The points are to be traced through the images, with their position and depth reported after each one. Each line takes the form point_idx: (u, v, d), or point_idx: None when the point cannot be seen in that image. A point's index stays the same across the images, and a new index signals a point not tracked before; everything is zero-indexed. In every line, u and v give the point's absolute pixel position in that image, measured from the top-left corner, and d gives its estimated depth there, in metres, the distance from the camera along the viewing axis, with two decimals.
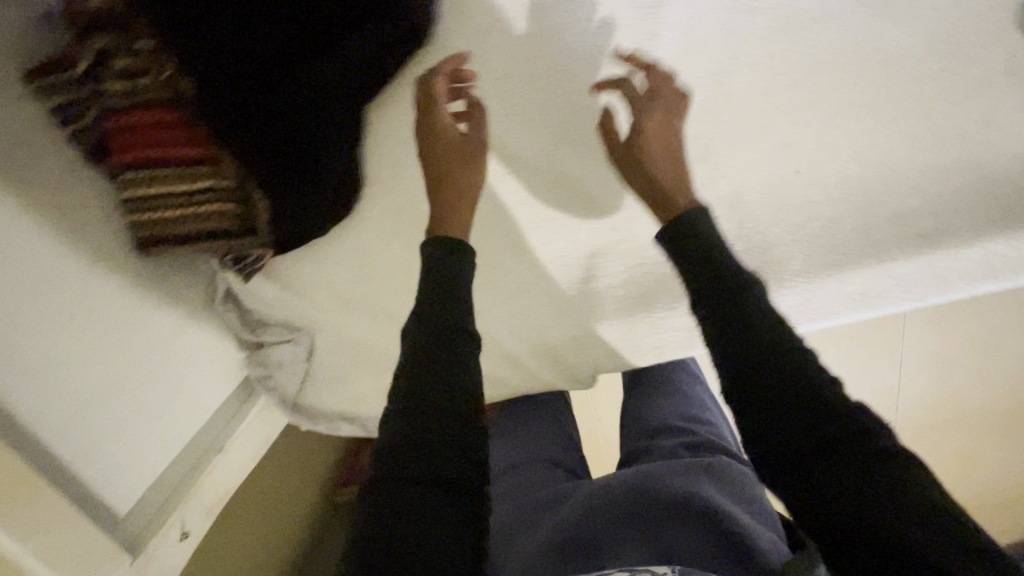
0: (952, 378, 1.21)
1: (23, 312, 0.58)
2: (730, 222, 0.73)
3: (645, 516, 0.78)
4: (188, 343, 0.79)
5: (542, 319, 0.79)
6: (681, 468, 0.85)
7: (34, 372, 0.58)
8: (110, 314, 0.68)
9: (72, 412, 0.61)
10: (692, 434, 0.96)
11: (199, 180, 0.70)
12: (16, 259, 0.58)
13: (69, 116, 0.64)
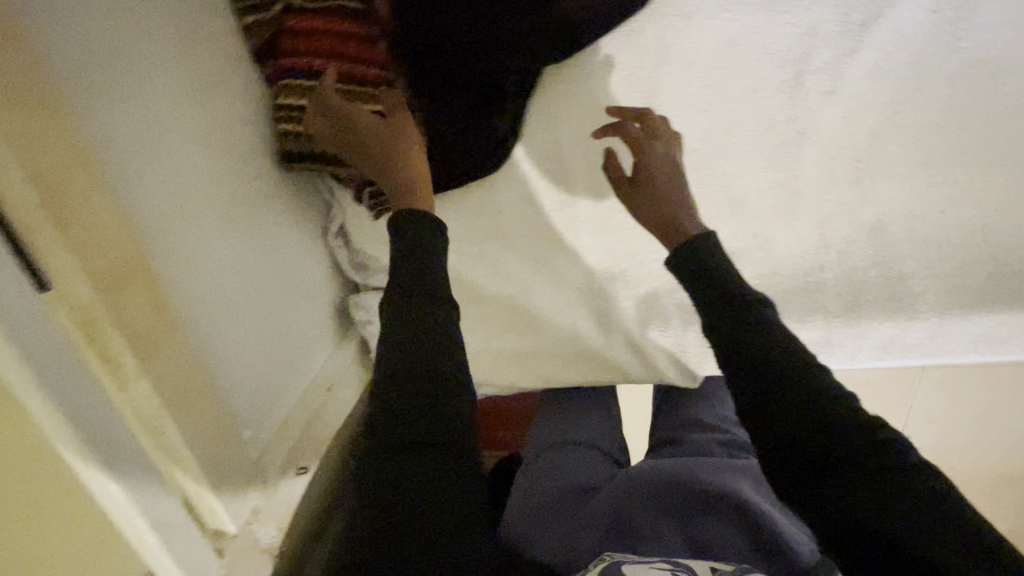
0: (972, 437, 1.26)
1: (190, 203, 0.54)
2: (871, 249, 0.75)
3: (681, 507, 0.74)
4: (306, 269, 0.74)
5: (664, 310, 0.79)
6: (718, 464, 0.80)
7: (194, 267, 0.54)
8: (254, 222, 0.63)
9: (218, 317, 0.57)
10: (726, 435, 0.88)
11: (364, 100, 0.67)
12: (192, 147, 0.54)
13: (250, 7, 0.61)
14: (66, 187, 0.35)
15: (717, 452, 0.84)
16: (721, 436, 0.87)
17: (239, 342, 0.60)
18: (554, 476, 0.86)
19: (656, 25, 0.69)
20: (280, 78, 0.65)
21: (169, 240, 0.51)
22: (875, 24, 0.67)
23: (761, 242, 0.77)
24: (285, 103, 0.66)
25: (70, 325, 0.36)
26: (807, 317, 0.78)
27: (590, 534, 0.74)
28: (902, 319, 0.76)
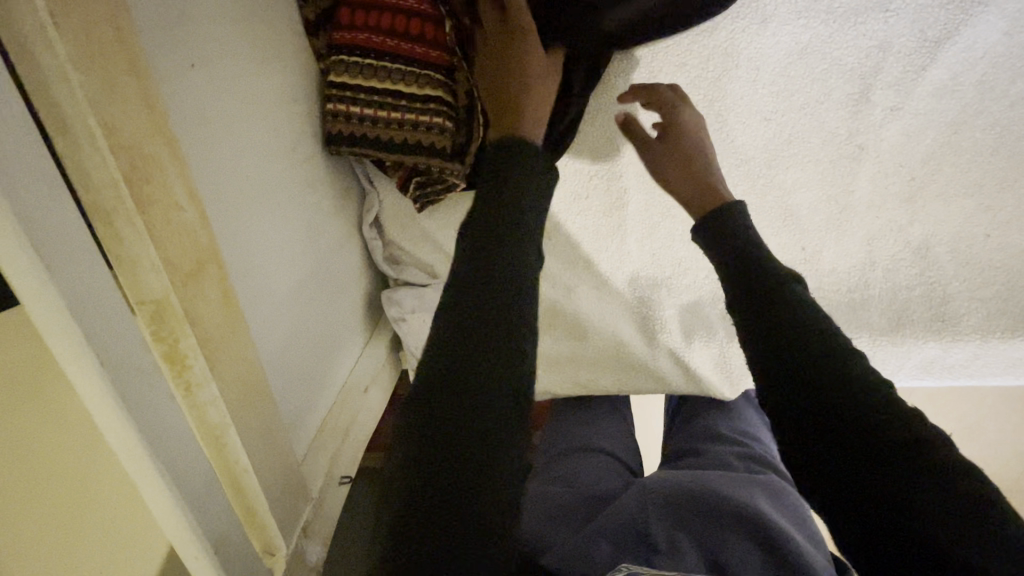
0: None
1: (250, 183, 0.51)
2: (915, 269, 0.75)
3: (697, 520, 0.70)
4: (341, 261, 0.70)
5: (708, 319, 0.77)
6: (735, 479, 0.77)
7: (249, 252, 0.51)
8: (298, 209, 0.60)
9: (269, 305, 0.54)
10: (744, 448, 0.85)
11: (423, 86, 0.65)
12: (254, 127, 0.52)
13: None
14: (149, 202, 0.35)
15: (736, 465, 0.81)
16: (740, 449, 0.85)
17: (286, 330, 0.57)
18: (567, 481, 0.84)
19: (729, 26, 0.66)
20: (335, 55, 0.62)
21: (231, 222, 0.48)
22: (948, 43, 0.66)
23: (809, 255, 0.77)
24: (337, 82, 0.63)
25: (158, 354, 0.39)
26: (852, 332, 0.77)
27: (599, 540, 0.69)
28: (946, 339, 0.76)
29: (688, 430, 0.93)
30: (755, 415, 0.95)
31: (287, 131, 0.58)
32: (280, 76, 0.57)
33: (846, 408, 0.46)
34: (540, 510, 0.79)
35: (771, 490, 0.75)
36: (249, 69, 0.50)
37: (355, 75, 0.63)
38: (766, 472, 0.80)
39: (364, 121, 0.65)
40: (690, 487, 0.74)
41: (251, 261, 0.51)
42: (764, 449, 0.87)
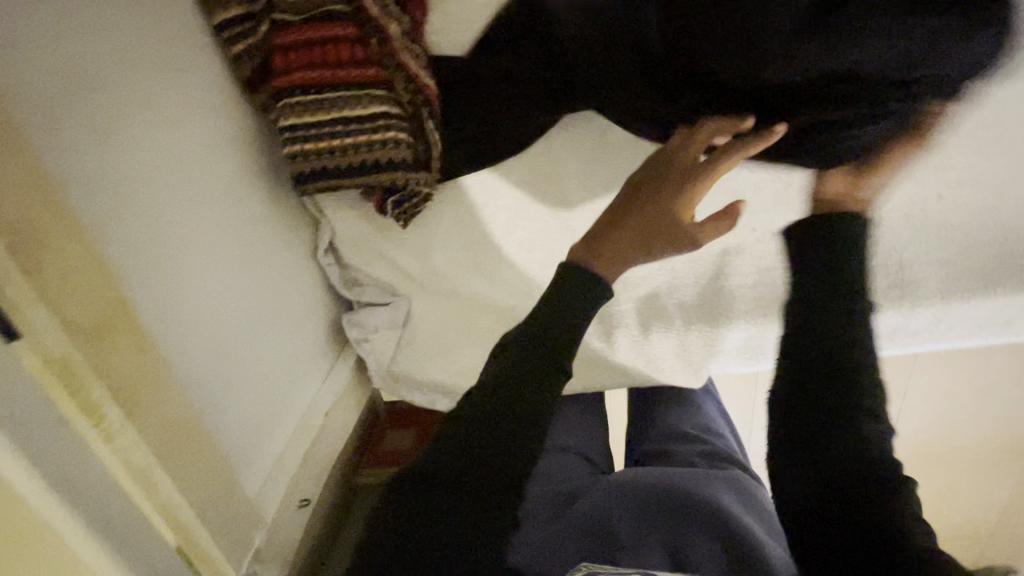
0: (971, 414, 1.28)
1: (172, 233, 0.54)
2: (868, 239, 0.74)
3: (663, 515, 0.79)
4: (301, 286, 0.74)
5: (666, 311, 0.77)
6: (704, 475, 0.87)
7: (176, 301, 0.53)
8: (234, 250, 0.62)
9: (206, 346, 0.57)
10: (707, 446, 0.96)
11: (370, 107, 0.64)
12: (168, 178, 0.53)
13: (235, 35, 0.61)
14: (44, 265, 0.37)
15: (702, 464, 0.92)
16: (704, 447, 0.95)
17: (229, 367, 0.60)
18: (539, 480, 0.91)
19: None
20: (283, 97, 0.63)
21: (151, 274, 0.51)
22: None
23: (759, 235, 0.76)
24: (291, 124, 0.64)
25: (71, 408, 0.40)
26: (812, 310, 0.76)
27: (569, 540, 0.78)
28: (906, 307, 0.76)
29: (655, 430, 1.01)
30: (714, 410, 1.06)
31: (217, 169, 0.60)
32: (200, 122, 0.58)
33: (833, 420, 0.49)
34: (521, 509, 0.87)
35: (733, 485, 0.87)
36: (156, 124, 0.52)
37: (302, 113, 0.64)
38: (727, 467, 0.91)
39: (322, 155, 0.66)
40: (657, 487, 0.83)
41: (179, 307, 0.54)
42: (724, 444, 0.98)
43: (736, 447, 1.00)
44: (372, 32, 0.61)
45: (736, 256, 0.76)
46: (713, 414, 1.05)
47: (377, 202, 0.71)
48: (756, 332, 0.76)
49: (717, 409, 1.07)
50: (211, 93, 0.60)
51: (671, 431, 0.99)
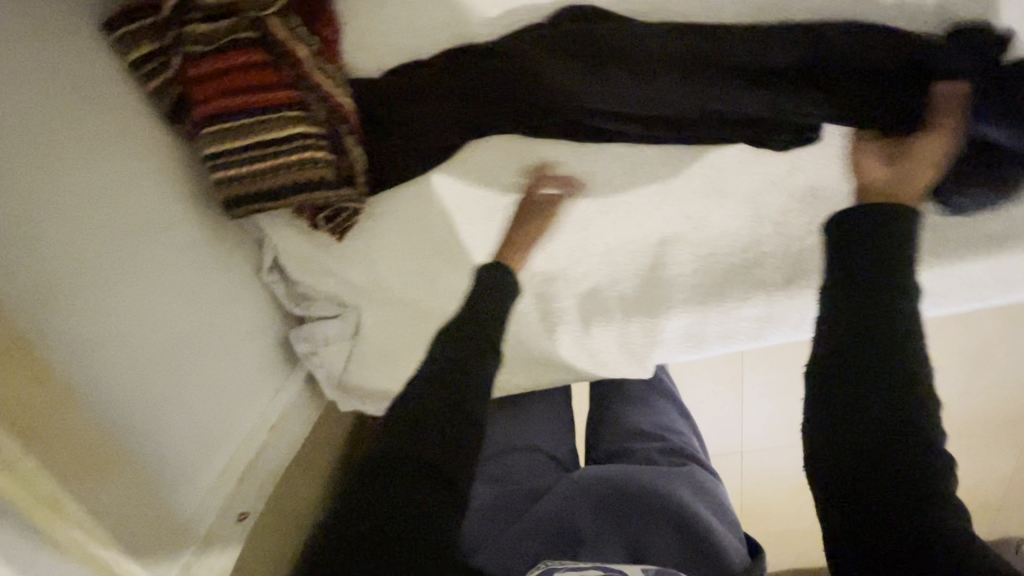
0: (948, 384, 1.28)
1: (91, 268, 0.55)
2: (803, 218, 0.74)
3: (624, 513, 0.80)
4: (242, 312, 0.75)
5: (606, 305, 0.78)
6: (666, 472, 0.88)
7: (98, 336, 0.54)
8: (160, 278, 0.63)
9: (133, 377, 0.58)
10: (665, 443, 0.98)
11: (291, 127, 0.66)
12: (78, 212, 0.54)
13: (149, 69, 0.62)
14: None
15: (661, 462, 0.94)
16: (662, 444, 0.97)
17: (162, 395, 0.61)
18: (504, 480, 0.92)
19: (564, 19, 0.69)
20: (202, 127, 0.65)
21: (68, 309, 0.52)
22: None
23: (695, 223, 0.76)
24: (213, 152, 0.65)
25: None
26: (751, 292, 0.76)
27: (530, 540, 0.79)
28: None
29: (615, 429, 1.03)
30: (672, 406, 1.08)
31: (141, 201, 0.62)
32: (115, 153, 0.59)
33: (862, 410, 0.41)
34: (483, 511, 0.87)
35: (693, 479, 0.89)
36: (64, 161, 0.53)
37: (224, 138, 0.65)
38: (686, 462, 0.94)
39: (248, 177, 0.67)
40: (617, 483, 0.84)
41: (99, 339, 0.54)
42: (683, 440, 1.00)
43: (695, 443, 1.03)
44: (287, 59, 0.65)
45: (673, 246, 0.77)
46: (671, 410, 1.07)
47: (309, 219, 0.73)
48: (696, 322, 0.76)
49: (676, 406, 1.08)
50: (145, 125, 0.64)
51: (631, 430, 1.01)
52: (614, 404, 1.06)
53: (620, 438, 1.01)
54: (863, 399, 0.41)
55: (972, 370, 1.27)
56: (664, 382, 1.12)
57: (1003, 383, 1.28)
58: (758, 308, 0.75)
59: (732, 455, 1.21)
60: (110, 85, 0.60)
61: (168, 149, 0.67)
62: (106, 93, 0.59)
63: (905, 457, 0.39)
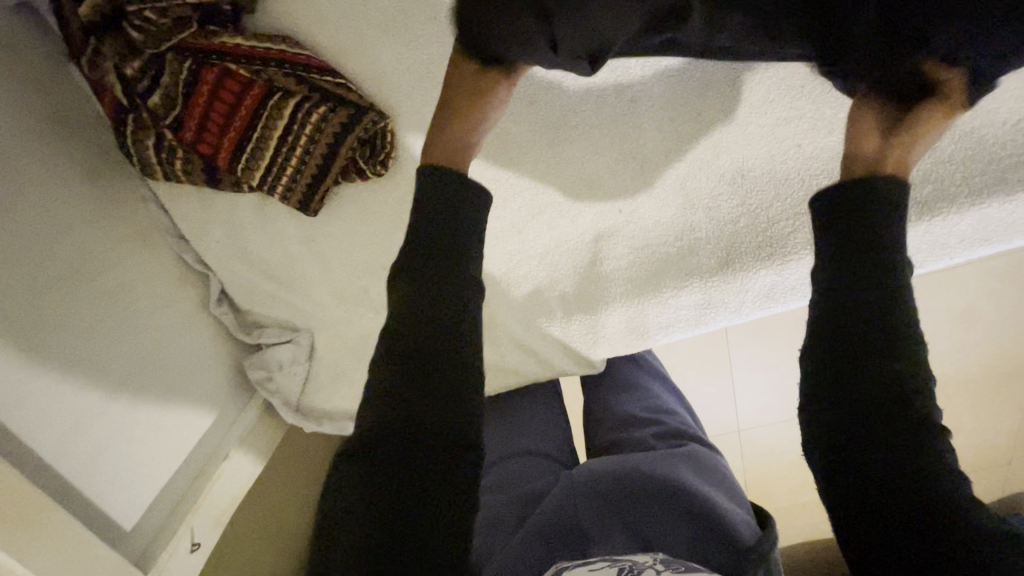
0: (933, 345, 1.27)
1: (23, 316, 0.57)
2: (733, 201, 0.74)
3: (626, 502, 0.81)
4: (195, 347, 0.77)
5: (548, 305, 0.79)
6: (664, 457, 0.88)
7: (33, 380, 0.56)
8: (97, 320, 0.65)
9: (76, 416, 0.59)
10: (661, 425, 0.96)
11: (282, 108, 0.67)
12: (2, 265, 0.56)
13: (135, 147, 0.66)
14: None
15: (660, 446, 0.92)
16: (659, 427, 0.96)
17: (111, 432, 0.63)
18: (501, 488, 0.90)
19: None
20: (235, 166, 0.69)
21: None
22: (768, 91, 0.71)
23: (626, 215, 0.77)
24: (259, 176, 0.70)
25: None
26: (686, 279, 0.76)
27: (535, 544, 0.78)
28: (777, 263, 0.73)
29: (606, 421, 1.03)
30: (664, 387, 1.07)
31: (71, 251, 0.64)
32: (37, 203, 0.61)
33: (870, 402, 0.43)
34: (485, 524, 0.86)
35: (694, 459, 0.88)
36: None
37: (249, 159, 0.68)
38: (685, 441, 0.93)
39: (289, 173, 0.70)
40: (616, 474, 0.84)
41: (34, 383, 0.56)
42: (679, 420, 0.98)
43: (691, 421, 1.01)
44: (238, 57, 0.65)
45: (607, 241, 0.77)
46: (664, 391, 1.06)
47: (372, 175, 0.72)
48: (636, 314, 0.77)
49: (667, 386, 1.08)
50: (71, 176, 0.66)
51: (622, 419, 1.00)
52: (603, 396, 1.06)
53: (611, 430, 1.00)
54: (857, 389, 0.43)
55: (955, 329, 1.26)
56: (651, 364, 1.11)
57: (988, 339, 1.27)
58: (697, 294, 0.75)
59: (729, 436, 1.18)
60: (29, 139, 0.61)
61: (99, 197, 0.69)
62: (26, 146, 0.61)
63: (912, 462, 0.41)
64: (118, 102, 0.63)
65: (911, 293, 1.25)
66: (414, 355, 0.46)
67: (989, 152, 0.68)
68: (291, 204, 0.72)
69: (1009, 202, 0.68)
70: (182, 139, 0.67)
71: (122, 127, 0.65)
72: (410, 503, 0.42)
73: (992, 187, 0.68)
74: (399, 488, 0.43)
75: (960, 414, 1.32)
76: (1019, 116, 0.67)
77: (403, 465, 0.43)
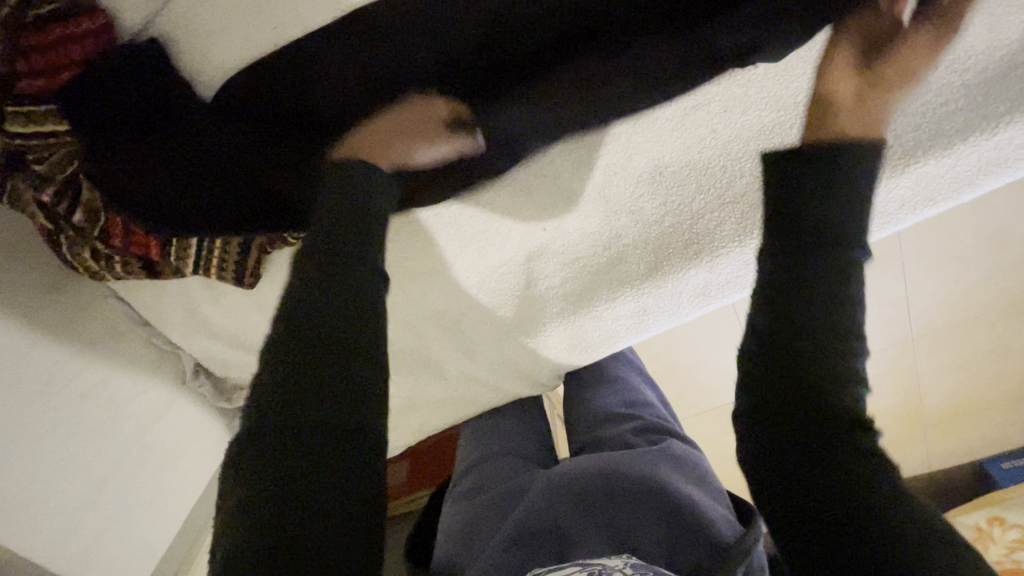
0: (966, 277, 1.15)
1: (21, 446, 0.65)
2: (657, 199, 0.72)
3: (602, 503, 0.80)
4: (180, 423, 0.87)
5: (493, 329, 0.80)
6: (642, 453, 0.87)
7: (27, 503, 0.65)
8: (81, 427, 0.73)
9: (71, 523, 0.69)
10: (639, 421, 0.96)
11: (192, 199, 0.69)
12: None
13: (75, 260, 0.71)
14: None
15: (639, 442, 0.91)
16: (636, 423, 0.95)
17: (105, 524, 0.73)
18: (480, 495, 0.90)
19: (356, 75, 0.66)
20: (169, 258, 0.73)
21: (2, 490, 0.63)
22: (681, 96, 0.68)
23: (551, 229, 0.75)
24: (192, 262, 0.73)
25: None
26: (617, 291, 0.74)
27: (517, 548, 0.76)
28: (706, 260, 0.70)
29: (586, 419, 1.02)
30: (642, 381, 1.07)
31: (43, 367, 0.70)
32: (14, 330, 0.68)
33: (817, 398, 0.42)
34: (465, 530, 0.86)
35: (672, 455, 0.87)
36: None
37: (179, 248, 0.72)
38: (662, 437, 0.93)
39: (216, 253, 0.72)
40: (594, 475, 0.83)
41: (29, 506, 0.65)
42: (655, 415, 0.99)
43: (666, 414, 1.02)
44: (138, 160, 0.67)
45: (538, 260, 0.76)
46: (641, 385, 1.06)
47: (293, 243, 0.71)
48: (574, 329, 0.77)
49: (644, 380, 1.08)
50: (29, 297, 0.71)
51: (600, 416, 1.00)
52: (581, 393, 1.05)
53: (591, 427, 1.00)
54: (808, 383, 0.42)
55: (991, 253, 1.13)
56: (628, 357, 1.11)
57: None
58: (632, 304, 0.74)
59: None
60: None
61: (61, 306, 0.75)
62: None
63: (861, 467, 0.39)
64: (47, 227, 0.68)
65: (930, 222, 1.13)
66: (334, 320, 0.43)
67: (923, 104, 0.62)
68: (227, 279, 0.74)
69: (944, 157, 0.62)
70: (114, 245, 0.71)
71: (58, 246, 0.70)
72: (308, 463, 0.38)
73: (926, 144, 0.62)
74: (282, 446, 0.38)
75: (1004, 338, 1.20)
76: (951, 56, 0.61)
77: (287, 417, 0.39)
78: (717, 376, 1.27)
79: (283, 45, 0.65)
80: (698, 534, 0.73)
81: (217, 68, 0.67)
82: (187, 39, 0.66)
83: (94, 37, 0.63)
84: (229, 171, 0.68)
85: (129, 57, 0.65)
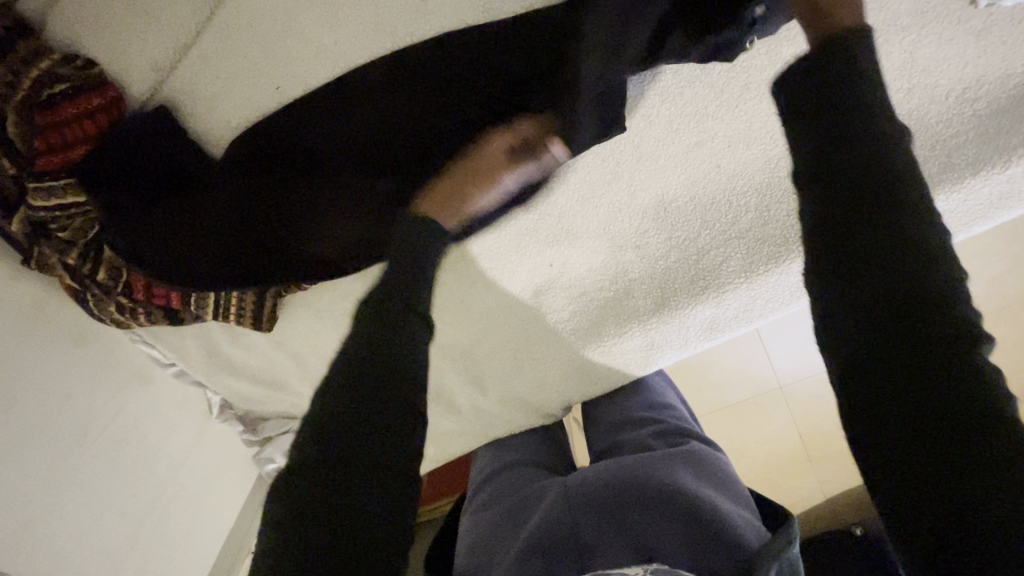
0: None
1: (63, 500, 0.71)
2: (662, 231, 0.72)
3: (627, 510, 0.70)
4: (208, 457, 0.91)
5: (503, 363, 0.82)
6: (660, 457, 0.78)
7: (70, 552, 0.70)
8: (116, 472, 0.77)
9: (110, 565, 0.75)
10: (661, 424, 0.89)
11: (208, 254, 0.70)
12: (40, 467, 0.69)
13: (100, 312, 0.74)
14: None
15: (659, 447, 0.84)
16: (657, 427, 0.88)
17: (143, 559, 0.79)
18: (497, 501, 0.80)
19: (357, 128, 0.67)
20: (186, 309, 0.73)
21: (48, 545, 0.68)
22: (682, 129, 0.68)
23: (557, 266, 0.76)
24: (211, 310, 0.73)
25: None
26: (625, 325, 0.75)
27: (534, 560, 0.67)
28: (712, 295, 0.71)
29: (604, 427, 0.97)
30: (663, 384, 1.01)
31: (80, 422, 0.75)
32: (54, 389, 0.72)
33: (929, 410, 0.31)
34: (478, 541, 0.76)
35: (694, 462, 0.78)
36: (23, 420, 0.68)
37: (196, 300, 0.72)
38: (685, 441, 0.84)
39: (231, 302, 0.71)
40: (612, 481, 0.74)
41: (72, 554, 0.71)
42: (677, 418, 0.91)
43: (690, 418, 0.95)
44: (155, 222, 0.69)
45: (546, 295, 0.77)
46: (663, 387, 1.00)
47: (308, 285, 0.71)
48: (584, 360, 0.78)
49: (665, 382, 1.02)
50: (62, 356, 0.74)
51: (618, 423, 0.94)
52: (601, 399, 1.00)
53: (609, 432, 0.93)
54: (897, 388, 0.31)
55: None
56: None
57: None
58: (641, 336, 0.75)
59: (769, 397, 1.26)
60: (37, 338, 0.72)
61: (95, 361, 0.79)
62: (37, 345, 0.71)
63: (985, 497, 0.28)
64: (73, 287, 0.70)
65: None
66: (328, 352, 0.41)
67: (934, 137, 0.61)
68: (246, 325, 0.73)
69: (952, 190, 0.61)
70: (137, 300, 0.73)
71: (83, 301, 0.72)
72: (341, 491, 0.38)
73: (936, 177, 0.61)
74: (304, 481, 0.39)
75: None
76: (963, 86, 0.59)
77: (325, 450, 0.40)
78: (732, 375, 1.28)
79: (286, 105, 0.67)
80: (728, 541, 0.63)
81: (226, 130, 0.69)
82: (192, 104, 0.68)
83: (105, 113, 0.67)
84: (244, 224, 0.70)
85: (142, 126, 0.67)
